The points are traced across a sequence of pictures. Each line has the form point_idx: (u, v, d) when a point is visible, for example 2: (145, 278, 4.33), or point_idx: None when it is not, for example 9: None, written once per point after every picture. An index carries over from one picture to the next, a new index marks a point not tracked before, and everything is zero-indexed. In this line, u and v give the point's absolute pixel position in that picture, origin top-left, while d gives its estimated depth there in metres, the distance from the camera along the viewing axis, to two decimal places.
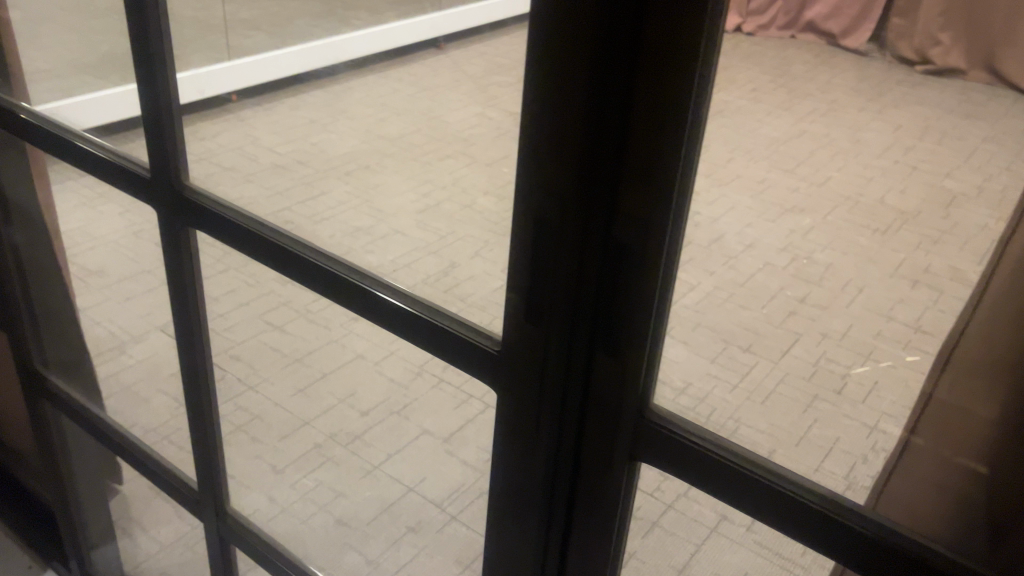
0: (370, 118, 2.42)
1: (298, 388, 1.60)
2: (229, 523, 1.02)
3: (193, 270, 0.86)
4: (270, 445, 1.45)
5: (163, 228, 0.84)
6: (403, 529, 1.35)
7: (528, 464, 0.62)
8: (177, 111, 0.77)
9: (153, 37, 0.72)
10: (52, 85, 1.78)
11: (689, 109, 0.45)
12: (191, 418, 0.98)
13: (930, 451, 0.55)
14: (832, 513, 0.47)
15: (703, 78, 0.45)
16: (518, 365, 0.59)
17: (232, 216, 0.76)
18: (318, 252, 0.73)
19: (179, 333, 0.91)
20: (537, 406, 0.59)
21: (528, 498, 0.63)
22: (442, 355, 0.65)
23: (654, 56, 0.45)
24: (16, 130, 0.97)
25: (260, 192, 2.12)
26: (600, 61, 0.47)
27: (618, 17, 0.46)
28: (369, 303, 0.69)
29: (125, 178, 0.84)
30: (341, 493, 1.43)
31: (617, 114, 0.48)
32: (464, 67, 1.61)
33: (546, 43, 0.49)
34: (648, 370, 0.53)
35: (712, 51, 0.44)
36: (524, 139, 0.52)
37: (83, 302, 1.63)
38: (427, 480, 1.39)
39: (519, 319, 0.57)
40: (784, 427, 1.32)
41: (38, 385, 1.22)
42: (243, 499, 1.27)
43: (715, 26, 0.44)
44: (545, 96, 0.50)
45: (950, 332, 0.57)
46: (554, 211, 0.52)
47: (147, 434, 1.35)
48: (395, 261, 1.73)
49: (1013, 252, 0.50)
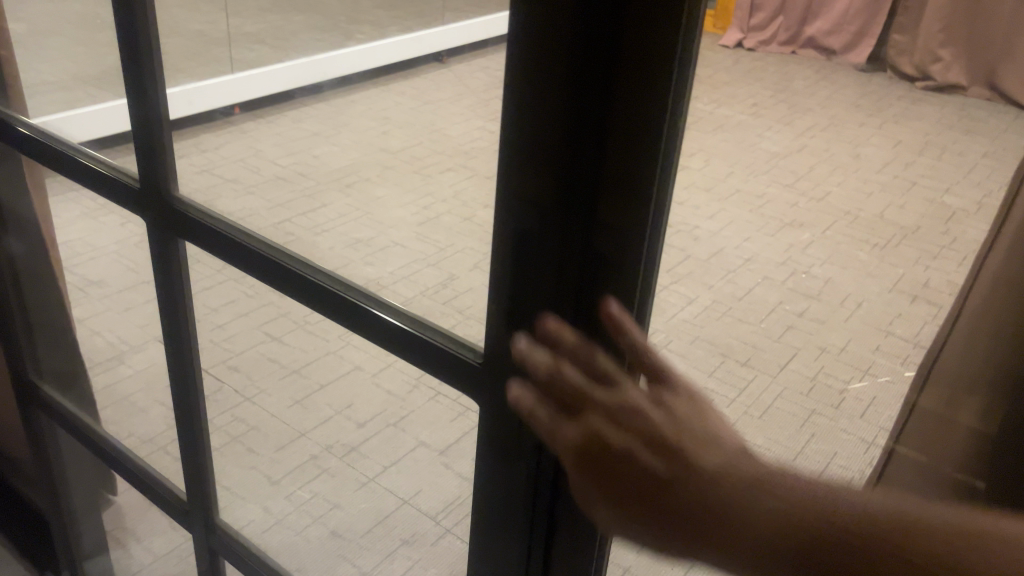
0: (372, 132, 2.45)
1: (294, 400, 1.62)
2: (218, 534, 1.02)
3: (183, 284, 0.87)
4: (266, 457, 1.47)
5: (152, 242, 0.85)
6: (398, 541, 1.32)
7: (510, 477, 0.62)
8: (168, 125, 0.77)
9: (142, 52, 0.73)
10: (54, 96, 1.80)
11: (666, 123, 0.46)
12: (180, 429, 0.97)
13: (918, 465, 0.57)
14: None
15: (681, 92, 0.46)
16: (500, 378, 0.59)
17: (220, 229, 0.77)
18: (307, 265, 0.73)
19: (167, 342, 0.91)
20: (519, 418, 0.59)
21: (511, 508, 0.63)
22: (427, 368, 0.65)
23: (631, 71, 0.46)
24: (14, 143, 0.98)
25: (259, 204, 2.12)
26: (578, 74, 0.47)
27: (596, 29, 0.46)
28: (364, 319, 0.68)
29: (117, 190, 0.85)
30: (336, 505, 1.42)
31: (594, 127, 0.48)
32: (465, 81, 1.62)
33: (524, 56, 0.49)
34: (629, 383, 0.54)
35: (688, 67, 0.45)
36: (505, 151, 0.52)
37: (83, 311, 1.64)
38: (421, 492, 1.35)
39: (504, 331, 0.57)
40: (781, 442, 1.31)
41: (33, 394, 1.22)
42: (235, 512, 1.27)
43: (690, 40, 0.45)
44: (525, 106, 0.50)
45: (928, 357, 0.61)
46: (535, 223, 0.52)
47: (141, 444, 1.35)
48: (393, 274, 1.74)
49: (987, 270, 0.53)
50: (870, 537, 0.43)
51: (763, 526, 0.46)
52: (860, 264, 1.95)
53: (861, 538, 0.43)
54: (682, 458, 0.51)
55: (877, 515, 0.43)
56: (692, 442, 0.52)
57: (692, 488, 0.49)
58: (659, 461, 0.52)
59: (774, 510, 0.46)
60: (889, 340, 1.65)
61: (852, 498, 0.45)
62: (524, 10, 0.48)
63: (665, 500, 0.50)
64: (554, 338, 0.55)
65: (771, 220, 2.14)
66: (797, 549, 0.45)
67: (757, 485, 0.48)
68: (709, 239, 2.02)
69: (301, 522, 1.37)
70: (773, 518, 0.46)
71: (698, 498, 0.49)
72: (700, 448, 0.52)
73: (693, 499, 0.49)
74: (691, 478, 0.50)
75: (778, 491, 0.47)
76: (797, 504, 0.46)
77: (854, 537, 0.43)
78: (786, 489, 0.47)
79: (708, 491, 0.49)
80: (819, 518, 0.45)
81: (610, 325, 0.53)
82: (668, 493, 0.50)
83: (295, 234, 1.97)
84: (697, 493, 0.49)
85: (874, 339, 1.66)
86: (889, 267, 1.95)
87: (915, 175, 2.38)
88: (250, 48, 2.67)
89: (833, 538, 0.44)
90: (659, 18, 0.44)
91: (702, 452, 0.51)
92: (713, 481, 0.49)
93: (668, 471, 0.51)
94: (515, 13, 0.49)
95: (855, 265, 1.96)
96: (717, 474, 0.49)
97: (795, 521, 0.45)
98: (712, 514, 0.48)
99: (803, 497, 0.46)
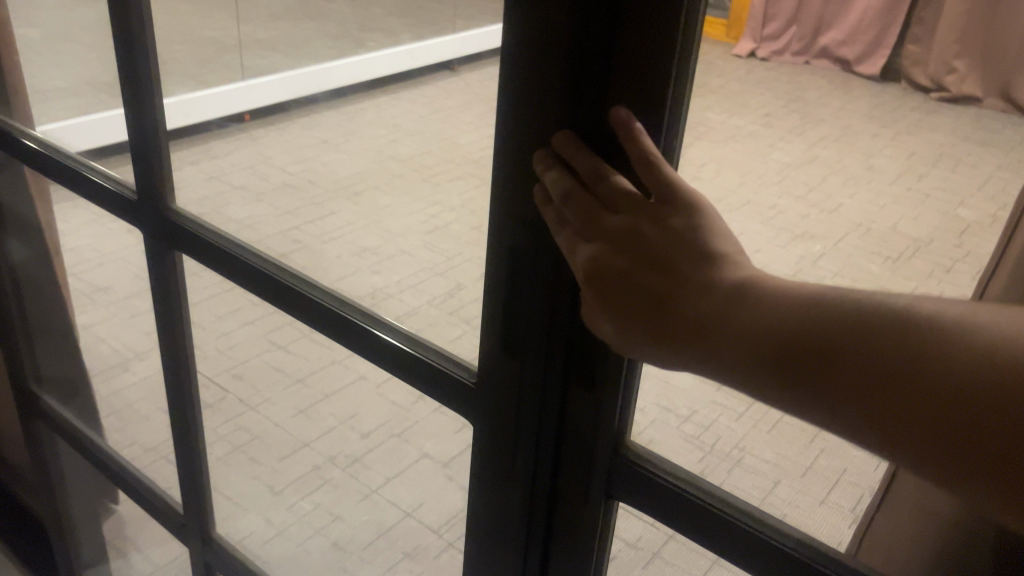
0: (382, 139, 2.44)
1: (298, 409, 1.57)
2: (215, 549, 1.01)
3: (179, 298, 0.86)
4: (268, 467, 1.46)
5: (149, 253, 0.84)
6: (399, 555, 1.30)
7: (506, 501, 0.60)
8: (165, 138, 0.77)
9: (140, 63, 0.72)
10: (65, 103, 1.80)
11: (662, 132, 0.45)
12: (177, 441, 0.96)
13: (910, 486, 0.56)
14: (804, 560, 0.46)
15: (677, 102, 0.45)
16: (494, 399, 0.58)
17: (222, 244, 0.76)
18: (306, 281, 0.72)
19: (164, 352, 0.90)
20: (513, 440, 0.58)
21: (508, 528, 0.61)
22: (423, 390, 0.64)
23: (625, 81, 0.45)
24: (16, 153, 0.97)
25: (268, 211, 2.11)
26: (574, 84, 0.47)
27: (590, 38, 0.45)
28: (364, 340, 0.67)
29: (115, 201, 0.84)
30: (338, 517, 1.40)
31: (587, 137, 0.47)
32: (476, 90, 1.61)
33: (518, 68, 0.49)
34: (625, 409, 0.52)
35: (685, 77, 0.45)
36: (498, 164, 0.52)
37: (90, 318, 1.63)
38: (425, 505, 1.33)
39: (497, 352, 0.56)
40: (790, 456, 1.28)
41: (33, 403, 1.23)
42: (236, 523, 1.29)
43: (688, 50, 0.44)
44: (520, 124, 0.50)
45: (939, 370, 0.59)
46: (526, 238, 0.51)
47: (142, 453, 1.34)
48: (400, 283, 1.73)
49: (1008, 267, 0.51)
50: (897, 356, 0.31)
51: (767, 341, 0.34)
52: (872, 277, 1.94)
53: (890, 358, 0.31)
54: (674, 268, 0.38)
55: (899, 326, 0.31)
56: (683, 242, 0.39)
57: (680, 304, 0.37)
58: (644, 274, 0.39)
59: (785, 324, 0.34)
60: None
61: (876, 307, 0.32)
62: (517, 21, 0.48)
63: (651, 317, 0.38)
64: (561, 160, 0.47)
65: (782, 232, 2.12)
66: (811, 373, 0.33)
67: (758, 296, 0.35)
68: None
69: (303, 533, 1.37)
70: (781, 333, 0.34)
71: (687, 326, 0.37)
72: (695, 251, 0.38)
73: (682, 316, 0.37)
74: (680, 293, 0.37)
75: (792, 297, 0.34)
76: (811, 313, 0.33)
77: (884, 355, 0.31)
78: (800, 293, 0.34)
79: (698, 309, 0.37)
80: (840, 329, 0.32)
81: (624, 132, 0.43)
82: (654, 311, 0.38)
83: (302, 241, 1.97)
84: (688, 309, 0.37)
85: None
86: (902, 280, 1.94)
87: (929, 187, 2.36)
88: (260, 55, 2.66)
89: (855, 354, 0.32)
90: (653, 26, 0.43)
91: (702, 263, 0.38)
92: (705, 296, 0.37)
93: (654, 287, 0.38)
94: (508, 25, 0.49)
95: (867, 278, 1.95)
96: (714, 288, 0.37)
97: (810, 338, 0.33)
98: (703, 334, 0.36)
99: (820, 302, 0.33)
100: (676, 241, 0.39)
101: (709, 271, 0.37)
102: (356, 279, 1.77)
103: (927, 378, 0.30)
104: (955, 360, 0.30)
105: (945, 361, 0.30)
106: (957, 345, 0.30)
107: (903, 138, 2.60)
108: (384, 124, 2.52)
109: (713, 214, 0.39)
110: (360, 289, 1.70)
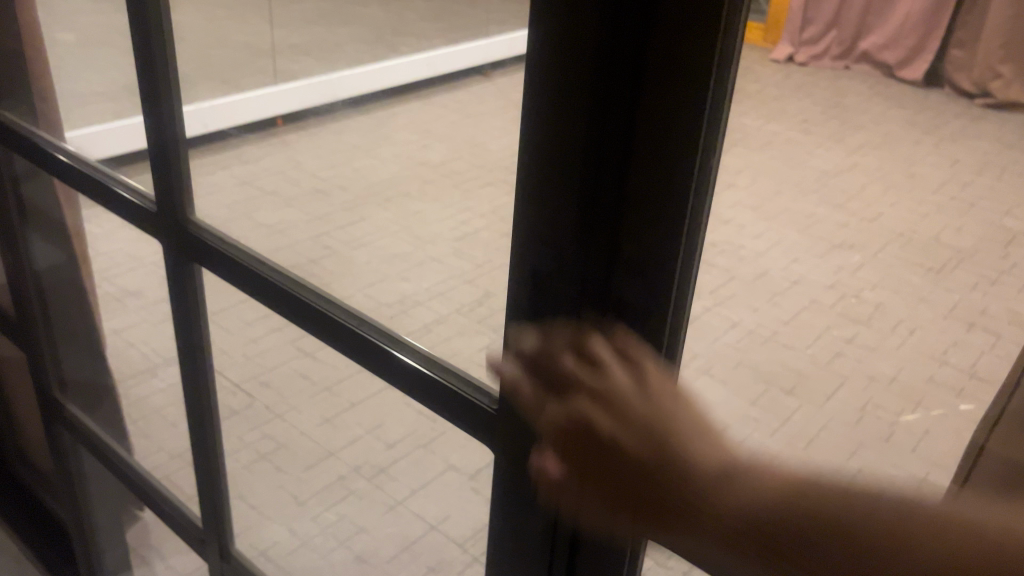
0: (415, 145, 2.44)
1: (324, 417, 1.51)
2: (233, 564, 1.00)
3: (197, 308, 0.84)
4: (293, 476, 1.47)
5: (168, 265, 0.82)
6: (423, 569, 1.27)
7: (527, 521, 0.59)
8: (184, 148, 0.75)
9: (160, 74, 0.71)
10: (99, 109, 1.81)
11: (703, 133, 0.43)
12: (196, 450, 0.94)
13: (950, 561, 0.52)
14: None
15: (717, 101, 0.42)
16: (518, 420, 0.56)
17: (240, 258, 0.74)
18: (325, 297, 0.70)
19: (182, 355, 0.88)
20: (536, 463, 0.55)
21: (531, 555, 0.59)
22: (441, 411, 0.62)
23: (659, 83, 0.42)
24: (39, 160, 0.97)
25: (298, 216, 2.09)
26: (602, 88, 0.44)
27: (619, 47, 0.43)
28: (386, 363, 0.65)
29: (134, 212, 0.83)
30: (362, 528, 1.39)
31: (620, 142, 0.45)
32: (510, 95, 1.58)
33: (543, 66, 0.46)
34: None
35: (726, 75, 0.42)
36: (526, 181, 0.50)
37: (119, 323, 1.61)
38: (450, 518, 1.28)
39: (522, 372, 0.55)
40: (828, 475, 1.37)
41: (58, 410, 1.24)
42: (260, 533, 1.31)
43: (728, 48, 0.41)
44: (546, 139, 0.47)
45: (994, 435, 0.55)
46: (553, 256, 0.50)
47: (166, 462, 1.33)
48: (428, 290, 1.71)
49: None
50: (852, 540, 0.35)
51: (741, 525, 0.40)
52: (912, 290, 1.93)
53: (855, 543, 0.35)
54: (661, 446, 0.44)
55: (846, 513, 0.36)
56: (662, 422, 0.45)
57: (662, 485, 0.44)
58: (631, 454, 0.45)
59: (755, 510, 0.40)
60: (942, 369, 1.66)
61: (841, 491, 0.37)
62: (540, 10, 0.45)
63: (643, 497, 0.45)
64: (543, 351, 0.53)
65: (819, 241, 2.13)
66: (780, 560, 0.38)
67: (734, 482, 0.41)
68: (755, 259, 2.02)
69: (327, 545, 1.38)
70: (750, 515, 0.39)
71: (682, 501, 0.43)
72: (677, 435, 0.45)
73: (670, 498, 0.43)
74: (664, 475, 0.44)
75: (757, 481, 0.40)
76: (787, 501, 0.38)
77: (849, 542, 0.36)
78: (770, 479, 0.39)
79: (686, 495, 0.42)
80: (800, 512, 0.38)
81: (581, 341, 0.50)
82: (648, 492, 0.44)
83: (332, 247, 1.94)
84: (674, 499, 0.43)
85: (928, 368, 1.67)
86: (944, 293, 1.92)
87: (973, 196, 2.30)
88: (295, 59, 2.69)
89: (812, 539, 0.37)
90: (691, 24, 0.40)
91: (683, 443, 0.44)
92: (691, 476, 0.43)
93: (643, 468, 0.45)
94: (533, 19, 0.46)
95: (906, 290, 1.93)
96: (695, 470, 0.43)
97: (783, 524, 0.38)
98: (692, 520, 0.42)
99: (790, 493, 0.38)
100: (656, 424, 0.45)
101: (690, 454, 0.44)
102: (385, 285, 1.75)
103: (888, 558, 0.34)
104: (907, 547, 0.34)
105: (897, 549, 0.34)
106: (907, 535, 0.34)
107: (945, 145, 2.55)
108: (417, 130, 2.52)
109: (687, 397, 0.47)
110: (388, 295, 1.68)
